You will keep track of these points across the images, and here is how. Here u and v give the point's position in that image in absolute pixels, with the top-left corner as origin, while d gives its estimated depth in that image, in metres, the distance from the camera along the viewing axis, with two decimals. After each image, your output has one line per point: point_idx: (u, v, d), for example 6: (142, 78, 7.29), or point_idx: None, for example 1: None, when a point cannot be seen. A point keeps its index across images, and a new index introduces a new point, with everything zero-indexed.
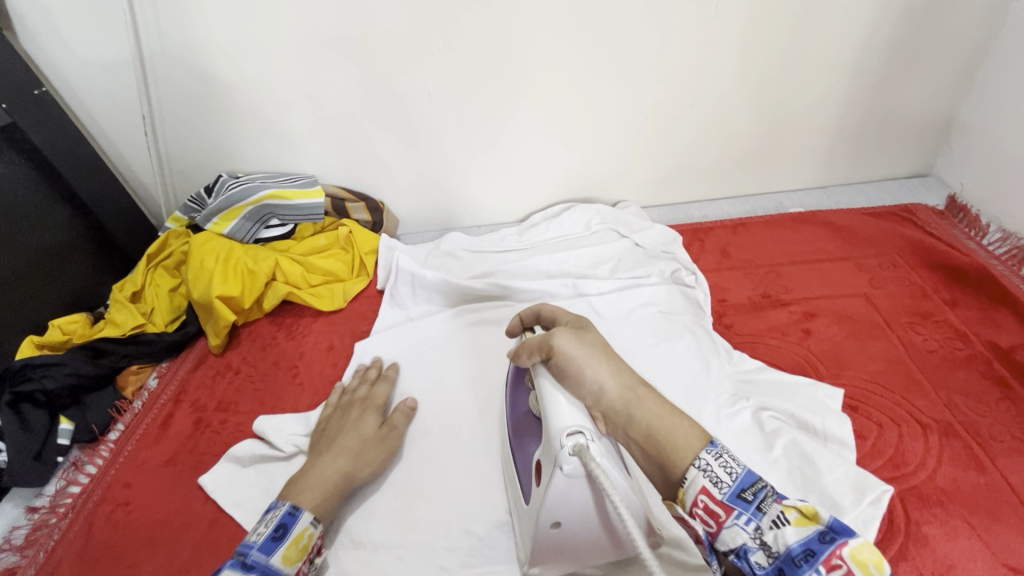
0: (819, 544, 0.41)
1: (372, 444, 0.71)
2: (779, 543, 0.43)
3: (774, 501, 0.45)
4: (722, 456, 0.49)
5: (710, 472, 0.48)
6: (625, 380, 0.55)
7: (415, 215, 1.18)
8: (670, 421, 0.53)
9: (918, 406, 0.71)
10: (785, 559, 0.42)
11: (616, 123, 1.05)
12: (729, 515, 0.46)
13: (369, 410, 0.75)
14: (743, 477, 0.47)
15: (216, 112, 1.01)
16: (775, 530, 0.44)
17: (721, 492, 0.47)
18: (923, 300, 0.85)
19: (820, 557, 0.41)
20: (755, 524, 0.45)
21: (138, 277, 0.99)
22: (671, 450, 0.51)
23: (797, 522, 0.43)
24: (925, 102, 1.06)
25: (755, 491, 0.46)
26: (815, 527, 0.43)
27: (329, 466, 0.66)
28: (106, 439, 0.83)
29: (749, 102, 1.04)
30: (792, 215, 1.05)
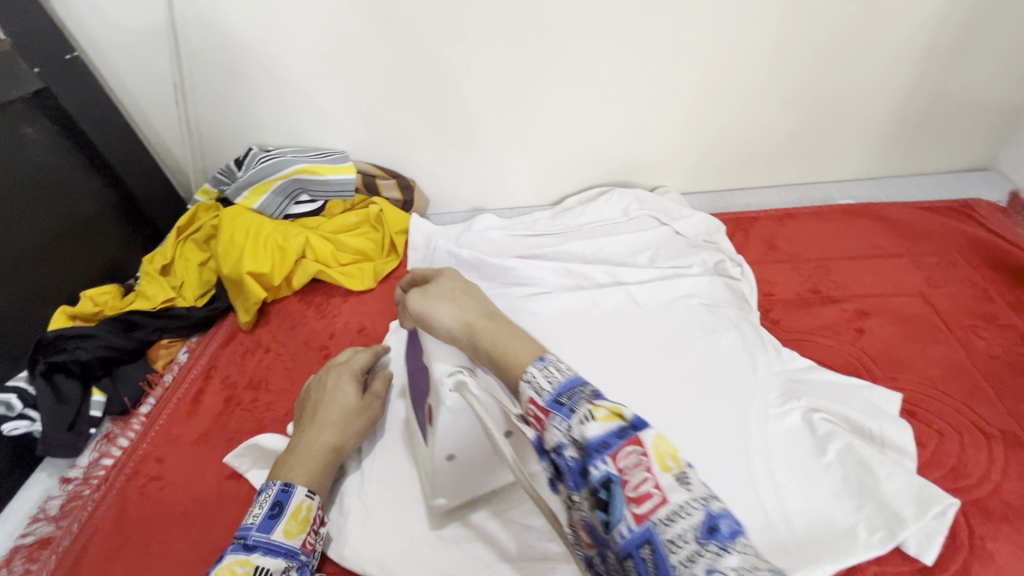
0: (620, 440, 0.37)
1: (355, 414, 0.68)
2: (581, 437, 0.38)
3: (588, 400, 0.40)
4: (549, 368, 0.43)
5: (534, 380, 0.42)
6: (467, 311, 0.54)
7: (444, 195, 1.14)
8: (516, 334, 0.50)
9: (982, 415, 0.67)
10: (588, 452, 0.37)
11: (660, 105, 1.01)
12: (548, 418, 0.40)
13: (347, 375, 0.71)
14: (565, 383, 0.41)
15: (248, 83, 0.98)
16: (581, 424, 0.38)
17: (542, 397, 0.41)
18: (987, 303, 0.80)
19: (611, 451, 0.37)
20: (568, 421, 0.39)
21: (167, 249, 0.98)
22: (505, 355, 0.47)
23: (604, 417, 0.38)
24: (993, 91, 1.00)
25: (572, 393, 0.40)
26: (618, 423, 0.38)
27: (317, 440, 0.65)
28: (138, 412, 0.83)
29: (802, 86, 0.98)
30: (842, 207, 0.99)
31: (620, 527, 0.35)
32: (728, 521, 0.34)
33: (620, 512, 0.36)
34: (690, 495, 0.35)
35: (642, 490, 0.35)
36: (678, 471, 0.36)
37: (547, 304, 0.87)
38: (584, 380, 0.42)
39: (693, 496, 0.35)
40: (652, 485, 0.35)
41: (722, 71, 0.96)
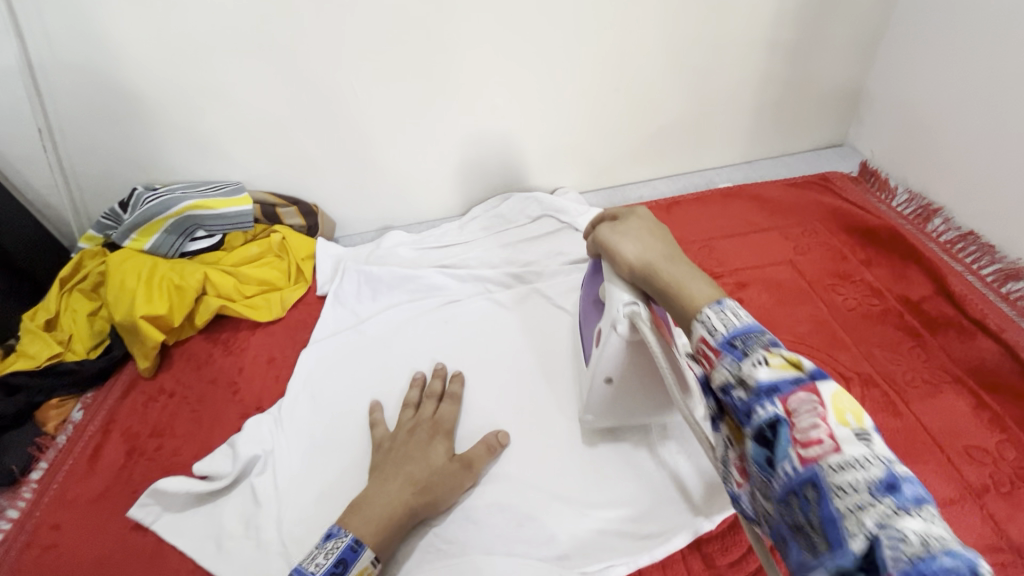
0: (794, 387, 0.40)
1: (442, 478, 0.65)
2: (752, 378, 0.41)
3: (762, 346, 0.43)
4: (726, 312, 0.46)
5: (708, 321, 0.46)
6: (657, 248, 0.58)
7: (350, 216, 1.14)
8: (694, 279, 0.53)
9: (841, 360, 0.76)
10: (758, 394, 0.41)
11: (546, 112, 1.06)
12: (720, 358, 0.44)
13: (440, 434, 0.70)
14: (740, 328, 0.45)
15: (124, 122, 0.95)
16: (753, 367, 0.42)
17: (716, 337, 0.45)
18: (843, 263, 0.90)
19: (783, 395, 0.40)
20: (739, 363, 0.43)
21: (51, 302, 0.92)
22: (686, 291, 0.51)
23: (778, 364, 0.41)
24: (835, 76, 1.12)
25: (747, 338, 0.43)
26: (794, 372, 0.40)
27: (395, 495, 0.62)
28: (29, 479, 0.78)
29: (671, 83, 1.07)
30: (720, 191, 1.08)
31: (785, 466, 0.38)
32: (901, 477, 0.35)
33: (786, 452, 0.38)
34: (869, 452, 0.36)
35: (813, 436, 0.37)
36: (856, 428, 0.37)
37: (457, 313, 0.90)
38: (762, 328, 0.45)
39: (873, 453, 0.36)
40: (826, 435, 0.37)
41: (598, 74, 1.03)
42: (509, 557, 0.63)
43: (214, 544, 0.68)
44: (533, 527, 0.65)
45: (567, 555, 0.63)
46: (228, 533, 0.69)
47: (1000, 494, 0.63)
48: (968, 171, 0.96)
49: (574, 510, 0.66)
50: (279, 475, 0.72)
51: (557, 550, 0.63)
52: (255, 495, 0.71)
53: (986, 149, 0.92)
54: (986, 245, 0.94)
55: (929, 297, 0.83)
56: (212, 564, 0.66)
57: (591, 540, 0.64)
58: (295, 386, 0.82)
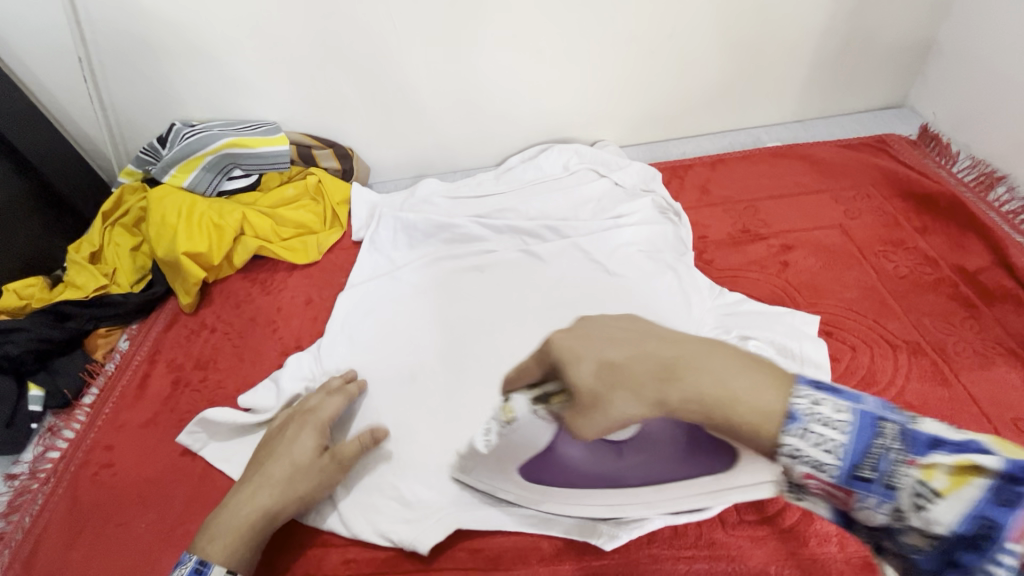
0: (1005, 510, 0.33)
1: (304, 476, 0.62)
2: (935, 526, 0.35)
3: (902, 464, 0.36)
4: (808, 431, 0.38)
5: (804, 456, 0.38)
6: (645, 369, 0.44)
7: (385, 162, 1.12)
8: (715, 368, 0.41)
9: (889, 328, 0.74)
10: (951, 543, 0.34)
11: (590, 60, 1.02)
12: (853, 494, 0.37)
13: (311, 426, 0.65)
14: (850, 447, 0.37)
15: (161, 55, 0.93)
16: (922, 508, 0.35)
17: (829, 474, 0.38)
18: (896, 229, 0.87)
19: (999, 525, 0.33)
20: (891, 502, 0.36)
21: (95, 236, 0.93)
22: (738, 401, 0.40)
23: (948, 487, 0.35)
24: (900, 30, 1.05)
25: (874, 463, 0.37)
26: (970, 486, 0.34)
27: (244, 505, 0.59)
28: (81, 403, 0.82)
29: (723, 32, 1.01)
30: (769, 149, 1.03)
31: None
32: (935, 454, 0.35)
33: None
34: None
35: None
36: None
37: (493, 264, 0.90)
38: (873, 432, 0.37)
39: None
40: None
41: (646, 19, 0.98)
42: None
43: None
44: None
45: None
46: None
47: None
48: None
49: None
50: None
51: None
52: None
53: None
54: None
55: (987, 268, 0.80)
56: None
57: None
58: (333, 327, 0.83)
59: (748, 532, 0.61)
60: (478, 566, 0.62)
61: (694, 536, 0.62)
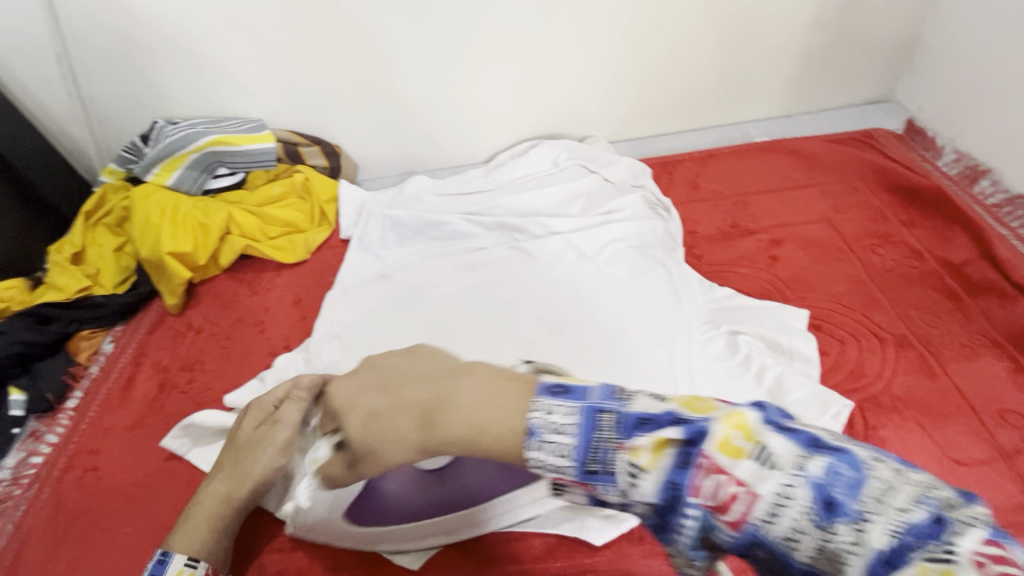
0: (686, 472, 0.37)
1: (250, 452, 0.59)
2: (640, 496, 0.38)
3: (617, 450, 0.39)
4: (543, 444, 0.41)
5: (546, 463, 0.41)
6: (398, 419, 0.47)
7: (372, 159, 1.11)
8: (460, 406, 0.44)
9: (876, 321, 0.75)
10: (660, 506, 0.38)
11: (578, 55, 1.01)
12: (590, 485, 0.41)
13: (254, 407, 0.61)
14: (579, 445, 0.40)
15: (141, 50, 0.92)
16: (632, 483, 0.38)
17: (569, 473, 0.41)
18: (883, 223, 0.88)
19: (684, 487, 0.37)
20: (614, 484, 0.39)
21: (77, 237, 0.91)
22: (471, 435, 0.43)
23: (648, 462, 0.38)
24: (886, 24, 1.05)
25: (598, 457, 0.40)
26: (683, 455, 0.37)
27: (204, 493, 0.59)
28: (65, 407, 0.80)
29: (711, 26, 1.01)
30: (757, 144, 1.03)
31: (718, 535, 0.37)
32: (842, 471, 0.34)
33: (711, 522, 0.37)
34: (783, 475, 0.35)
35: (724, 497, 0.36)
36: (753, 452, 0.36)
37: (483, 261, 0.89)
38: (594, 421, 0.40)
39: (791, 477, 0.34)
40: (732, 487, 0.35)
41: (633, 13, 0.98)
42: (536, 500, 0.64)
43: None
44: None
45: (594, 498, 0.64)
46: None
47: None
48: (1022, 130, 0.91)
49: None
50: None
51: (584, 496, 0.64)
52: None
53: None
54: None
55: (972, 260, 0.81)
56: None
57: None
58: (322, 327, 0.82)
59: None
60: (470, 565, 0.62)
61: None
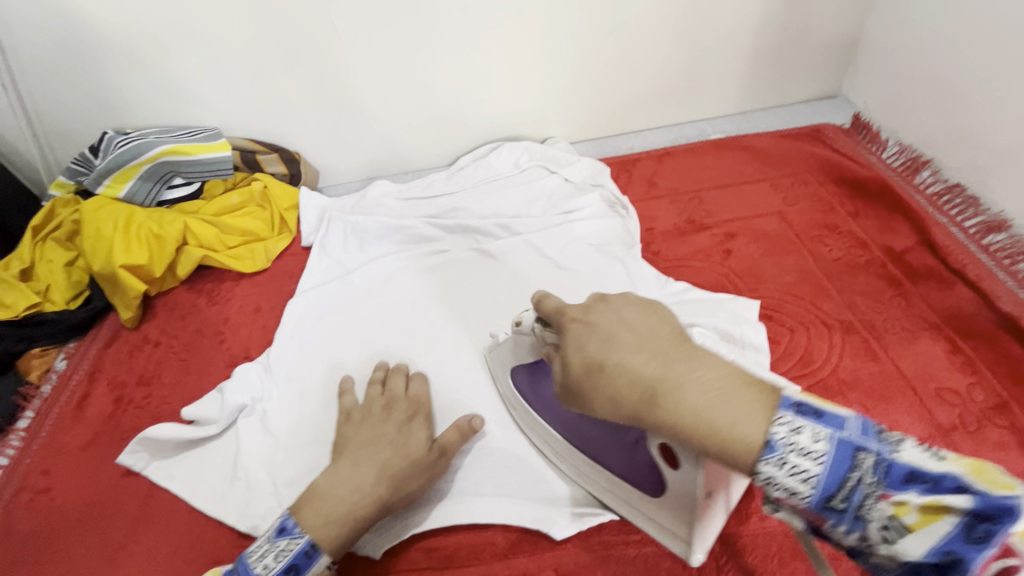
0: (978, 547, 0.33)
1: (418, 467, 0.62)
2: (899, 552, 0.36)
3: (878, 500, 0.36)
4: (785, 462, 0.37)
5: (779, 481, 0.38)
6: (632, 388, 0.44)
7: (333, 165, 1.10)
8: (698, 396, 0.40)
9: (824, 310, 0.78)
10: (920, 568, 0.36)
11: (534, 57, 1.02)
12: (824, 519, 0.38)
13: (420, 418, 0.66)
14: (825, 480, 0.37)
15: (88, 60, 0.90)
16: (885, 535, 0.36)
17: (804, 500, 0.38)
18: (831, 214, 0.91)
19: (971, 565, 0.34)
20: (855, 530, 0.37)
21: (24, 252, 0.88)
22: (727, 432, 0.39)
23: (917, 521, 0.35)
24: (831, 23, 1.09)
25: (847, 496, 0.37)
26: (943, 521, 0.34)
27: (352, 486, 0.59)
28: (16, 427, 0.78)
29: (663, 27, 1.03)
30: (712, 141, 1.06)
31: None
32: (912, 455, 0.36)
33: None
34: None
35: (1011, 574, 0.33)
36: None
37: (444, 263, 0.89)
38: (849, 462, 0.37)
39: None
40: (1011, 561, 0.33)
41: (587, 16, 0.99)
42: (498, 497, 0.65)
43: (207, 487, 0.69)
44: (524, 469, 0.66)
45: (555, 491, 0.65)
46: (222, 476, 0.70)
47: (968, 433, 0.66)
48: (958, 121, 0.95)
49: None
50: (269, 418, 0.73)
51: (545, 490, 0.65)
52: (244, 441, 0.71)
53: (977, 98, 0.91)
54: (970, 197, 0.94)
55: (913, 248, 0.85)
56: (207, 506, 0.67)
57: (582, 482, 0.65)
58: (283, 335, 0.82)
59: None
60: (433, 566, 0.62)
61: None
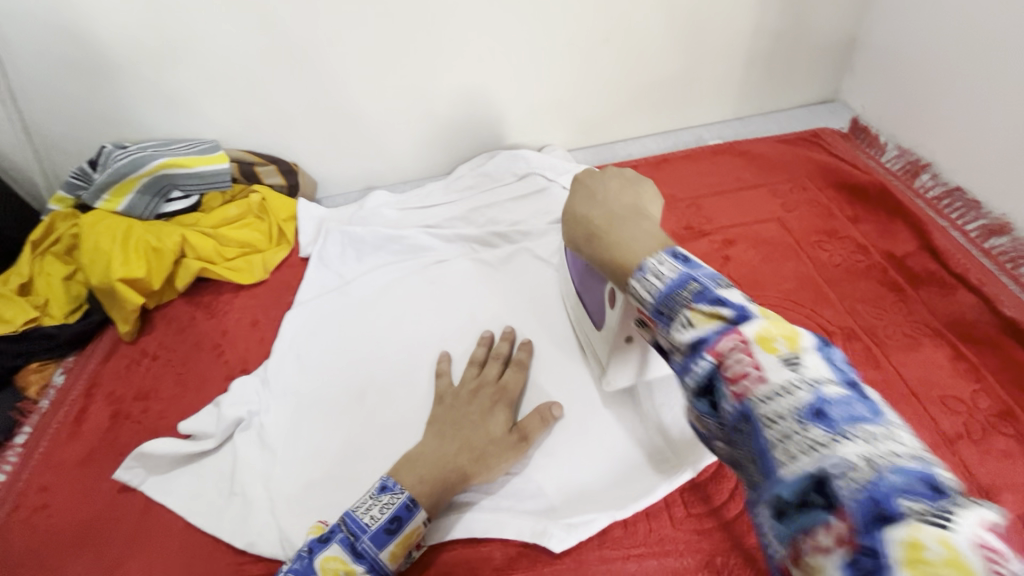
0: (718, 335, 0.35)
1: (499, 447, 0.63)
2: (678, 339, 0.37)
3: (685, 304, 0.38)
4: (645, 283, 0.41)
5: (643, 283, 0.41)
6: (653, 325, 0.51)
7: (331, 176, 1.10)
8: (631, 236, 0.48)
9: (825, 316, 0.77)
10: (686, 352, 0.37)
11: (530, 66, 1.02)
12: (653, 323, 0.40)
13: (504, 403, 0.67)
14: (669, 287, 0.39)
15: (87, 75, 0.90)
16: (681, 329, 0.37)
17: (647, 309, 0.41)
18: (830, 219, 0.90)
19: (710, 347, 0.35)
20: (666, 328, 0.39)
21: (23, 267, 0.89)
22: (624, 256, 0.47)
23: (702, 319, 0.36)
24: (827, 27, 1.09)
25: (670, 299, 0.39)
26: (717, 321, 0.36)
27: (444, 455, 0.62)
28: (13, 444, 0.78)
29: (659, 34, 1.03)
30: (709, 147, 1.06)
31: (724, 404, 0.35)
32: (859, 408, 0.31)
33: (722, 391, 0.35)
34: (796, 375, 0.32)
35: (738, 371, 0.34)
36: (785, 354, 0.33)
37: (442, 273, 0.89)
38: (688, 279, 0.39)
39: (799, 376, 0.32)
40: (750, 366, 0.33)
41: (583, 24, 0.99)
42: (496, 510, 0.64)
43: (203, 504, 0.68)
44: (522, 482, 0.66)
45: (554, 504, 0.64)
46: (218, 491, 0.69)
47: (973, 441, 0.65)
48: (957, 124, 0.95)
49: (568, 466, 0.66)
50: (265, 431, 0.72)
51: (544, 502, 0.64)
52: (240, 456, 0.70)
53: (976, 101, 0.91)
54: (971, 201, 0.94)
55: (914, 253, 0.84)
56: (203, 522, 0.67)
57: (580, 495, 0.65)
58: (280, 347, 0.81)
59: (694, 525, 0.63)
60: None
61: (645, 534, 0.62)
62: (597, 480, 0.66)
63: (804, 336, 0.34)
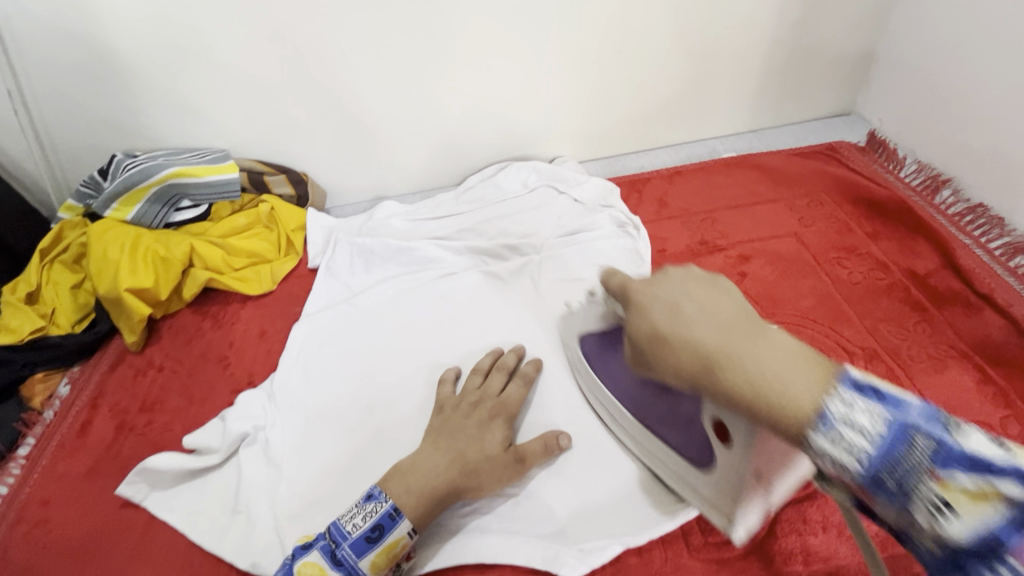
0: (969, 475, 0.34)
1: (493, 465, 0.62)
2: (922, 510, 0.35)
3: (877, 425, 0.37)
4: (841, 437, 0.38)
5: (839, 437, 0.38)
6: (690, 358, 0.46)
7: (342, 186, 1.10)
8: (768, 367, 0.42)
9: (845, 336, 0.75)
10: (906, 492, 0.36)
11: (543, 77, 1.02)
12: (814, 451, 0.39)
13: (503, 420, 0.65)
14: (884, 444, 0.37)
15: (99, 84, 0.90)
16: (851, 445, 0.38)
17: (851, 465, 0.37)
18: (848, 235, 0.88)
19: (943, 479, 0.35)
20: (839, 461, 0.38)
21: (32, 275, 0.88)
22: (780, 398, 0.40)
23: (963, 501, 0.34)
24: (844, 40, 1.07)
25: (834, 422, 0.38)
26: (898, 432, 0.37)
27: (432, 467, 0.60)
28: (16, 455, 0.77)
29: (674, 47, 1.02)
30: (724, 160, 1.04)
31: (922, 538, 0.37)
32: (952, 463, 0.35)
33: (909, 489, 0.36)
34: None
35: (982, 516, 0.33)
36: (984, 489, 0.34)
37: (452, 286, 0.88)
38: (904, 446, 0.36)
39: None
40: (1001, 523, 0.33)
41: (598, 36, 0.98)
42: (506, 534, 0.62)
43: (205, 523, 0.67)
44: (533, 504, 0.64)
45: (565, 527, 0.62)
46: (222, 508, 0.68)
47: None
48: (979, 139, 0.93)
49: (580, 488, 0.65)
50: (270, 446, 0.71)
51: (555, 526, 0.62)
52: (244, 472, 0.69)
53: (999, 117, 0.89)
54: (995, 217, 0.91)
55: (937, 271, 0.82)
56: (205, 541, 0.66)
57: (593, 519, 0.63)
58: (286, 360, 0.80)
59: (712, 554, 0.61)
60: None
61: (661, 562, 0.60)
62: (610, 503, 0.64)
63: (953, 424, 0.36)
